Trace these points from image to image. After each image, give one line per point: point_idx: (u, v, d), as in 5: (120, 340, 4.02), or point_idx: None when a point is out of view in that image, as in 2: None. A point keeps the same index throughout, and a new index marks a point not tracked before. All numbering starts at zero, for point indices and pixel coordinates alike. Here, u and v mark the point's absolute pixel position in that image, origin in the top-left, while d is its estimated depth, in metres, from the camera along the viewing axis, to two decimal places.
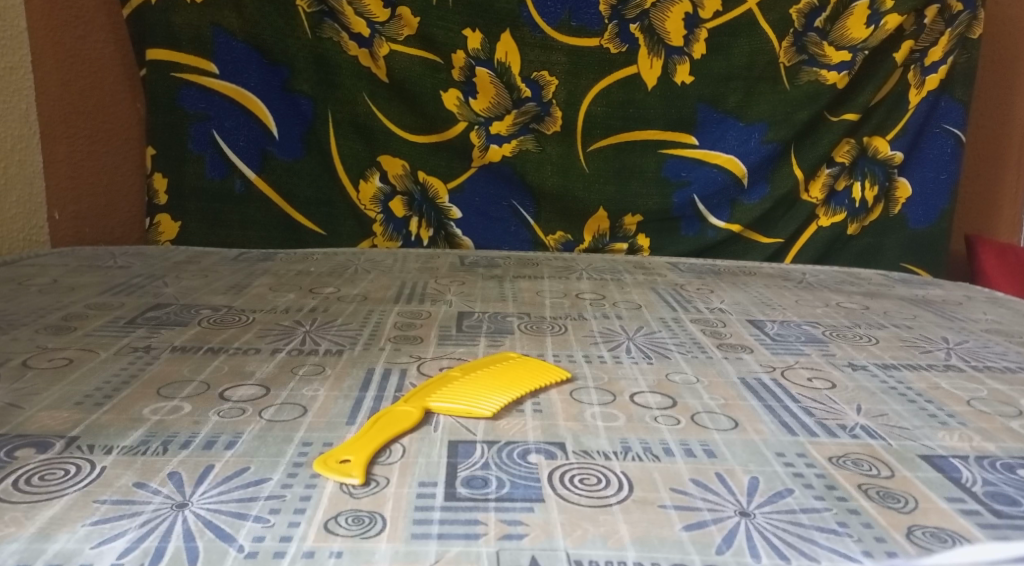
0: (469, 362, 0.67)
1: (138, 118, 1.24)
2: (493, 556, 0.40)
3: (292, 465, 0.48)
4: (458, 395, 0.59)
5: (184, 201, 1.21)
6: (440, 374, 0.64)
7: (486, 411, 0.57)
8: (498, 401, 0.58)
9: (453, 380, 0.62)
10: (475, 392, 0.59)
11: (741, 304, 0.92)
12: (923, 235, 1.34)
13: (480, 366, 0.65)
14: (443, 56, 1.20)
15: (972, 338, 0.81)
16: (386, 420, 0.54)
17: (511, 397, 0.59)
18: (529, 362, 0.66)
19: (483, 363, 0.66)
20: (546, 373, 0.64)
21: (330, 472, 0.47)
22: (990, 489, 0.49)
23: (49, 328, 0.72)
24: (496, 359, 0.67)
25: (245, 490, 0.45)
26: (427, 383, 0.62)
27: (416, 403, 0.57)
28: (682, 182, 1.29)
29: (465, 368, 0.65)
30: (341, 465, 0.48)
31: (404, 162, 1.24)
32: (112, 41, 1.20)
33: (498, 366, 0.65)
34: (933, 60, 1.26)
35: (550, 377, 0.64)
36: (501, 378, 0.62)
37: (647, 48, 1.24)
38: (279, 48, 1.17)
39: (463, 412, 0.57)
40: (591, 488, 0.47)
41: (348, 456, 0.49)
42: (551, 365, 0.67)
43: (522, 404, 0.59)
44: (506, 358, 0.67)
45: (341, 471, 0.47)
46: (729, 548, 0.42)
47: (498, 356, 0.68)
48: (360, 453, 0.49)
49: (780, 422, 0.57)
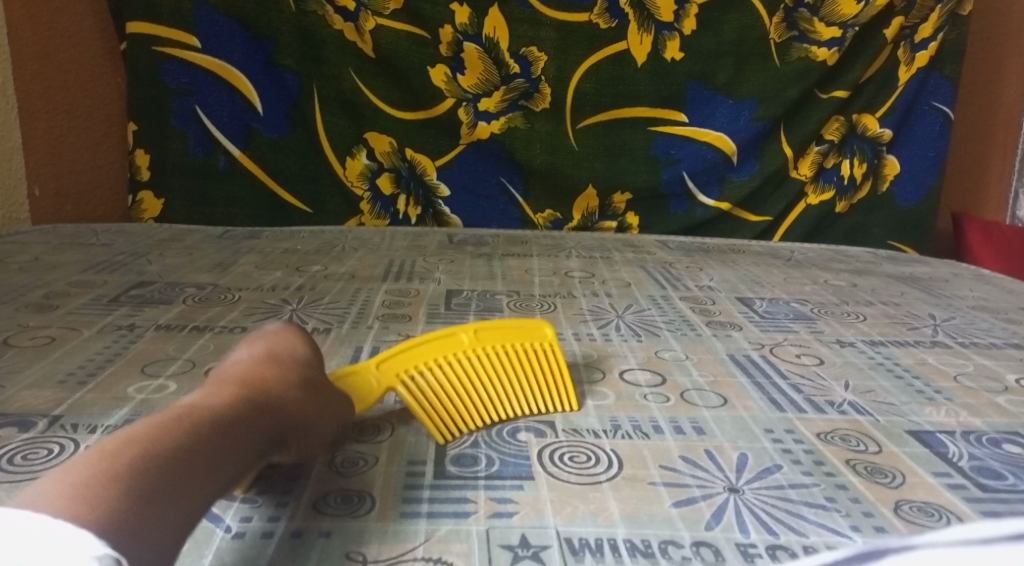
0: (494, 320, 0.61)
1: (120, 93, 1.21)
2: (482, 535, 0.40)
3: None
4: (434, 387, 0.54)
5: (168, 177, 1.18)
6: (451, 328, 0.59)
7: (447, 427, 0.51)
8: (466, 416, 0.52)
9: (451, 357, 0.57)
10: (454, 390, 0.54)
11: (730, 282, 0.92)
12: (911, 212, 1.34)
13: (491, 341, 0.59)
14: (430, 30, 1.18)
15: (959, 315, 0.82)
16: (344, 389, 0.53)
17: (486, 410, 0.53)
18: (543, 359, 0.59)
19: (498, 335, 0.60)
20: (551, 396, 0.55)
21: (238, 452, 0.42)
22: (976, 463, 0.50)
23: (31, 305, 0.70)
24: (514, 337, 0.60)
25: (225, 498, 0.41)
26: (424, 342, 0.58)
27: (385, 379, 0.54)
28: (671, 159, 1.29)
29: (478, 336, 0.59)
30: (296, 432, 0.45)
31: (391, 139, 1.23)
32: (92, 14, 1.17)
33: (506, 353, 0.59)
34: (924, 36, 1.25)
35: (552, 403, 0.54)
36: (497, 378, 0.56)
37: (637, 24, 1.22)
38: (263, 21, 1.14)
39: (424, 416, 0.51)
40: (580, 465, 0.47)
41: None
42: (568, 371, 0.59)
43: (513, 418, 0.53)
44: (523, 343, 0.60)
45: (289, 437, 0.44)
46: (718, 524, 0.42)
47: (519, 335, 0.61)
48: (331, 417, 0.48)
49: (769, 399, 0.58)
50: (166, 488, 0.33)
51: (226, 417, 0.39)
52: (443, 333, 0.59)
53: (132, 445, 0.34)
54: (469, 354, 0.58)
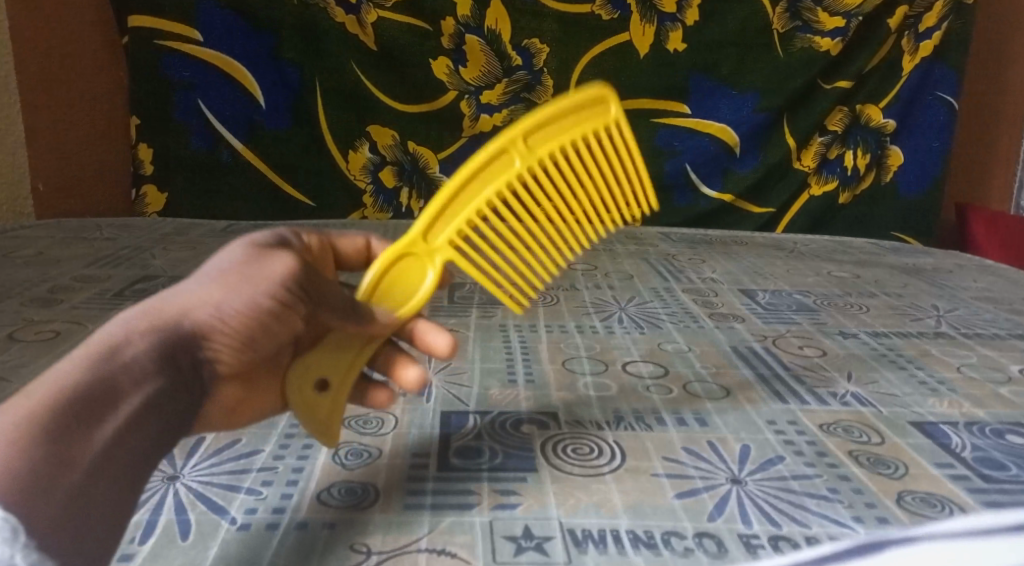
0: (549, 110, 0.51)
1: (122, 86, 1.23)
2: (486, 526, 0.40)
3: (314, 439, 0.49)
4: (500, 236, 0.50)
5: (171, 171, 1.19)
6: (499, 139, 0.50)
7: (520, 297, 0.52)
8: (536, 273, 0.53)
9: (508, 185, 0.50)
10: (519, 236, 0.51)
11: (733, 274, 0.92)
12: (915, 203, 1.34)
13: (548, 145, 0.51)
14: (431, 23, 1.18)
15: (962, 306, 0.82)
16: (394, 277, 0.48)
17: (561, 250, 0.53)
18: (606, 162, 0.54)
19: (556, 132, 0.52)
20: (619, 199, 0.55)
21: (294, 410, 0.45)
22: (980, 454, 0.50)
23: (36, 300, 0.71)
24: (573, 127, 0.52)
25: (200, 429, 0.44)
26: (473, 177, 0.50)
27: (440, 248, 0.49)
28: (673, 150, 1.28)
29: (532, 145, 0.51)
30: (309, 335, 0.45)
31: (393, 132, 1.23)
32: (92, 7, 1.17)
33: (567, 155, 0.52)
34: (928, 25, 1.24)
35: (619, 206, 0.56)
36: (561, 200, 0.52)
37: (639, 15, 1.21)
38: (264, 14, 1.14)
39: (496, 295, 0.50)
40: (584, 457, 0.47)
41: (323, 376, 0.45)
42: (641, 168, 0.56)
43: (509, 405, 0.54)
44: (586, 134, 0.53)
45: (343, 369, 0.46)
46: (720, 515, 0.42)
47: (579, 122, 0.53)
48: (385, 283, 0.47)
49: (772, 390, 0.58)
50: (67, 444, 0.31)
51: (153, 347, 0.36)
52: (490, 153, 0.50)
53: (33, 391, 0.32)
54: (529, 171, 0.51)
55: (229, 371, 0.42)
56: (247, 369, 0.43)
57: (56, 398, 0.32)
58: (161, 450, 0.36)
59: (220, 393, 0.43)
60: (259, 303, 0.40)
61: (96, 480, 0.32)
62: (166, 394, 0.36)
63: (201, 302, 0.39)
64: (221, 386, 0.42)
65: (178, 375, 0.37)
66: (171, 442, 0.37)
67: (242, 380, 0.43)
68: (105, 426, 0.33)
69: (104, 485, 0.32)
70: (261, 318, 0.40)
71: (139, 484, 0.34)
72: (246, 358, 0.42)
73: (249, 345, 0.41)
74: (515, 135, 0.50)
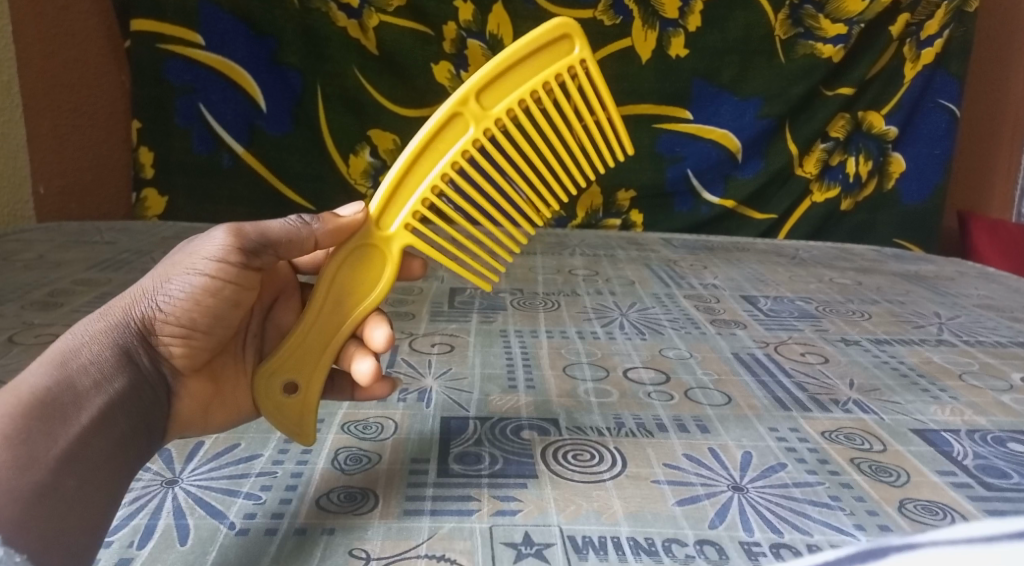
0: (497, 64, 0.50)
1: (122, 91, 1.25)
2: (485, 532, 0.40)
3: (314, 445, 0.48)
4: (459, 211, 0.51)
5: (172, 175, 1.19)
6: (448, 105, 0.49)
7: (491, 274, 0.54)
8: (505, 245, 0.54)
9: (464, 155, 0.50)
10: (482, 211, 0.51)
11: (735, 280, 0.91)
12: (916, 211, 1.33)
13: (502, 103, 0.50)
14: (433, 27, 1.19)
15: (965, 313, 0.82)
16: (355, 268, 0.50)
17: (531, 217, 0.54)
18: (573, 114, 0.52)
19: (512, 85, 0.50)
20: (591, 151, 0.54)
21: (267, 416, 0.47)
22: (982, 462, 0.49)
23: (35, 304, 0.70)
24: (529, 76, 0.51)
25: (185, 433, 0.47)
26: (426, 149, 0.50)
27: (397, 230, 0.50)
28: (675, 156, 1.28)
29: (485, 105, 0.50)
30: (265, 292, 0.53)
31: (394, 137, 1.23)
32: (98, 12, 1.20)
33: (525, 111, 0.51)
34: (930, 33, 1.24)
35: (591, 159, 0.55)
36: (521, 164, 0.51)
37: (641, 20, 1.21)
38: (266, 18, 1.14)
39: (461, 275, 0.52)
40: (584, 464, 0.47)
41: (292, 381, 0.47)
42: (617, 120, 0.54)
43: (510, 411, 0.53)
44: (545, 84, 0.51)
45: (296, 362, 0.47)
46: (722, 523, 0.42)
47: (539, 71, 0.51)
48: (343, 220, 0.49)
49: (773, 397, 0.57)
50: (30, 446, 0.37)
51: (103, 356, 0.42)
52: (441, 122, 0.50)
53: (5, 396, 0.38)
54: (484, 136, 0.50)
55: (186, 364, 0.46)
56: (207, 361, 0.47)
57: (23, 405, 0.38)
58: (131, 446, 0.42)
59: (186, 389, 0.46)
60: (194, 282, 0.45)
61: (62, 476, 0.37)
62: (129, 393, 0.42)
63: (145, 296, 0.44)
64: (185, 382, 0.46)
65: (134, 373, 0.43)
66: (143, 440, 0.43)
67: (206, 374, 0.47)
68: (67, 428, 0.38)
69: (73, 481, 0.38)
70: (206, 311, 0.45)
71: (115, 479, 0.40)
72: (199, 345, 0.46)
73: (195, 331, 0.45)
74: (465, 98, 0.50)
